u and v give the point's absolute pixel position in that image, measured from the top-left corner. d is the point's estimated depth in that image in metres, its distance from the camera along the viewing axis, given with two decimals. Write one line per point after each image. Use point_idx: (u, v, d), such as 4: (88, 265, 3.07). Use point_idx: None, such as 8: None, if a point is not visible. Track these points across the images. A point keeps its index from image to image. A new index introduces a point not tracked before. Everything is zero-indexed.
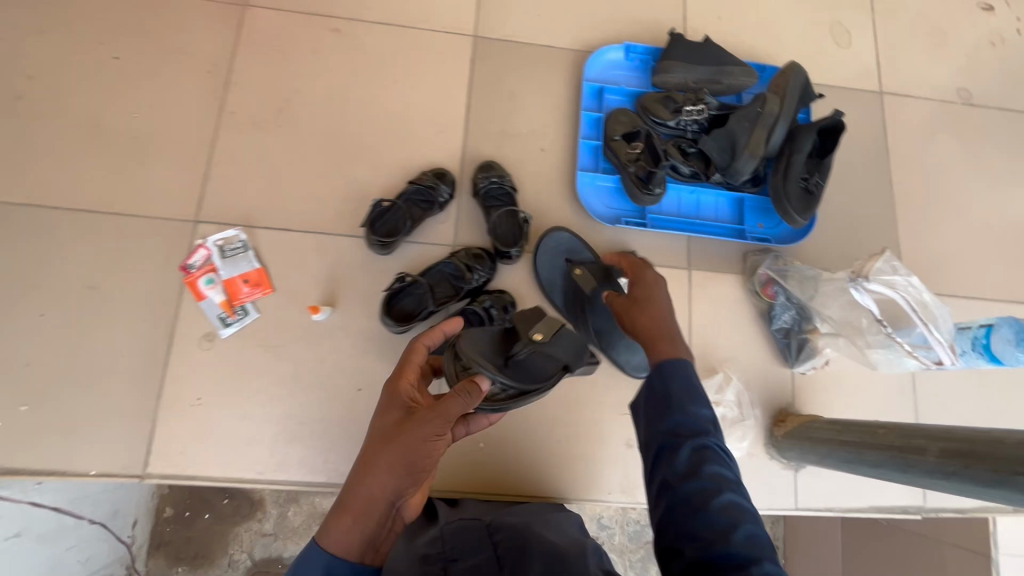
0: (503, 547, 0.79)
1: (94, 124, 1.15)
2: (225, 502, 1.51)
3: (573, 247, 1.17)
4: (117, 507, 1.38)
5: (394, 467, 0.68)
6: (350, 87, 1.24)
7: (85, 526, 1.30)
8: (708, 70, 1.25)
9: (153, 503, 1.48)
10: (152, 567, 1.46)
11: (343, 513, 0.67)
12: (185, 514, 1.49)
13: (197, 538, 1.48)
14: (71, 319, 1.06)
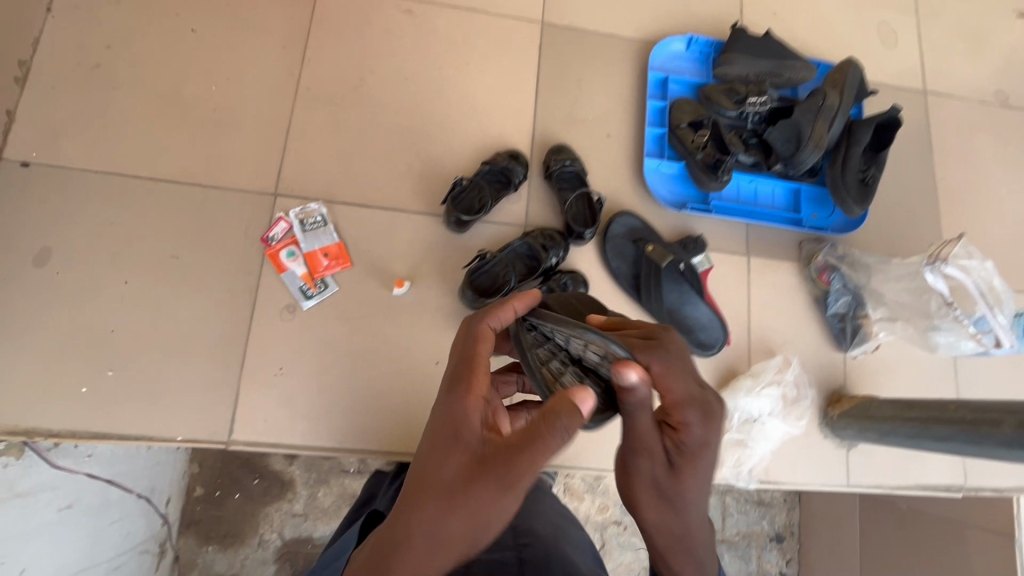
0: (527, 553, 0.77)
1: (173, 96, 1.16)
2: (255, 483, 1.32)
3: (641, 230, 1.22)
4: (155, 480, 1.22)
5: (460, 535, 0.54)
6: (423, 67, 1.26)
7: (126, 499, 1.15)
8: (770, 63, 1.28)
9: (182, 481, 1.29)
10: (182, 548, 1.28)
11: None
12: (215, 492, 1.31)
13: (228, 517, 1.30)
14: (156, 287, 1.08)
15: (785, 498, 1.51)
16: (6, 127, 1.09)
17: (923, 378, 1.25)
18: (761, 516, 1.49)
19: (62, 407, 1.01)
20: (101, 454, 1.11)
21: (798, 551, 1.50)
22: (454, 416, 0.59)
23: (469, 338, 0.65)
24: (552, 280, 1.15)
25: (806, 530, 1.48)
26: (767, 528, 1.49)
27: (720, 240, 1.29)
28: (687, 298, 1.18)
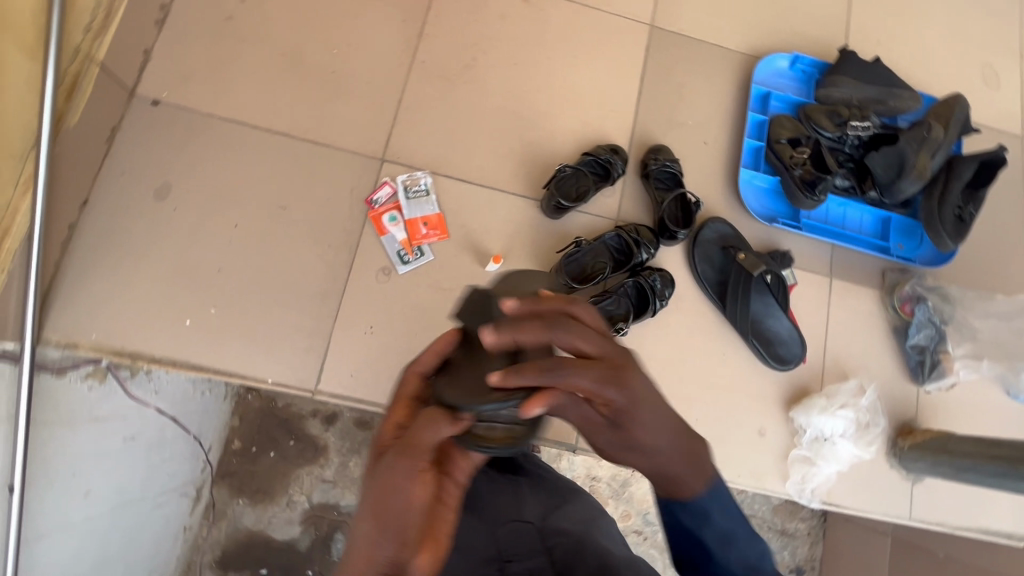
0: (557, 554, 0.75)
1: (295, 55, 1.20)
2: (290, 443, 1.33)
3: (730, 238, 1.23)
4: (204, 426, 1.25)
5: (378, 525, 0.55)
6: (534, 55, 1.28)
7: (180, 439, 1.19)
8: (876, 90, 1.28)
9: (223, 432, 1.31)
10: (216, 497, 1.30)
11: None
12: (252, 448, 1.32)
13: (261, 474, 1.31)
14: (263, 234, 1.12)
15: (810, 531, 1.41)
16: (142, 65, 1.14)
17: (998, 422, 1.23)
18: (782, 547, 1.39)
19: (167, 336, 1.06)
20: (167, 391, 1.13)
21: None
22: (380, 472, 0.57)
23: (398, 386, 0.65)
24: (642, 276, 1.16)
25: (829, 567, 1.38)
26: (787, 559, 1.39)
27: (806, 258, 1.29)
28: (771, 310, 1.20)
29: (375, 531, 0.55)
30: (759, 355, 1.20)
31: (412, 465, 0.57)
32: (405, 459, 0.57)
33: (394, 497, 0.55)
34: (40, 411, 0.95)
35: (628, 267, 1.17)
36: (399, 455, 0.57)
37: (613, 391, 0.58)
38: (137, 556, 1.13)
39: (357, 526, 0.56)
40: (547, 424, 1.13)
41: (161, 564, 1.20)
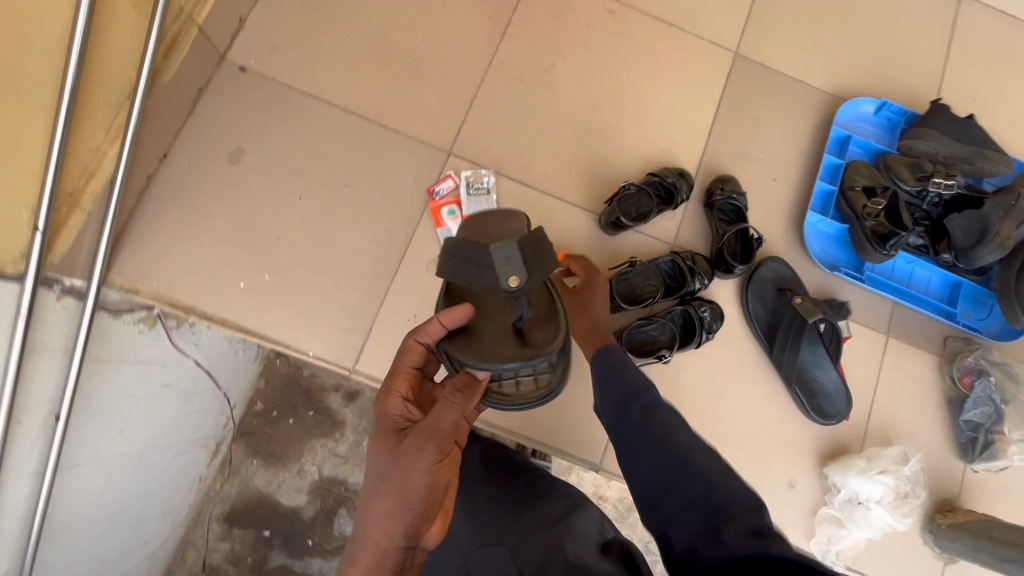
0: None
1: (380, 39, 1.22)
2: (310, 414, 1.36)
3: (786, 279, 1.20)
4: (233, 386, 1.28)
5: (394, 498, 0.64)
6: (612, 68, 1.27)
7: (211, 393, 1.21)
8: (967, 148, 1.20)
9: (248, 392, 1.34)
10: (233, 454, 1.33)
11: (359, 556, 0.65)
12: (273, 412, 1.36)
13: (278, 438, 1.35)
14: (324, 210, 1.14)
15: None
16: (235, 31, 1.18)
17: None
18: None
19: (221, 295, 1.10)
20: (206, 345, 1.15)
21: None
22: (402, 456, 0.66)
23: (400, 351, 0.80)
24: (691, 306, 1.14)
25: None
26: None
27: (864, 312, 1.24)
28: (819, 360, 1.16)
29: (396, 509, 0.64)
30: (801, 405, 1.16)
31: (429, 453, 0.65)
32: (424, 445, 0.66)
33: (413, 479, 0.65)
34: (93, 346, 0.96)
35: (677, 295, 1.16)
36: (417, 444, 0.66)
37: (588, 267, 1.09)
38: (155, 498, 1.14)
39: (376, 498, 0.66)
40: (573, 439, 1.12)
41: (175, 509, 1.22)
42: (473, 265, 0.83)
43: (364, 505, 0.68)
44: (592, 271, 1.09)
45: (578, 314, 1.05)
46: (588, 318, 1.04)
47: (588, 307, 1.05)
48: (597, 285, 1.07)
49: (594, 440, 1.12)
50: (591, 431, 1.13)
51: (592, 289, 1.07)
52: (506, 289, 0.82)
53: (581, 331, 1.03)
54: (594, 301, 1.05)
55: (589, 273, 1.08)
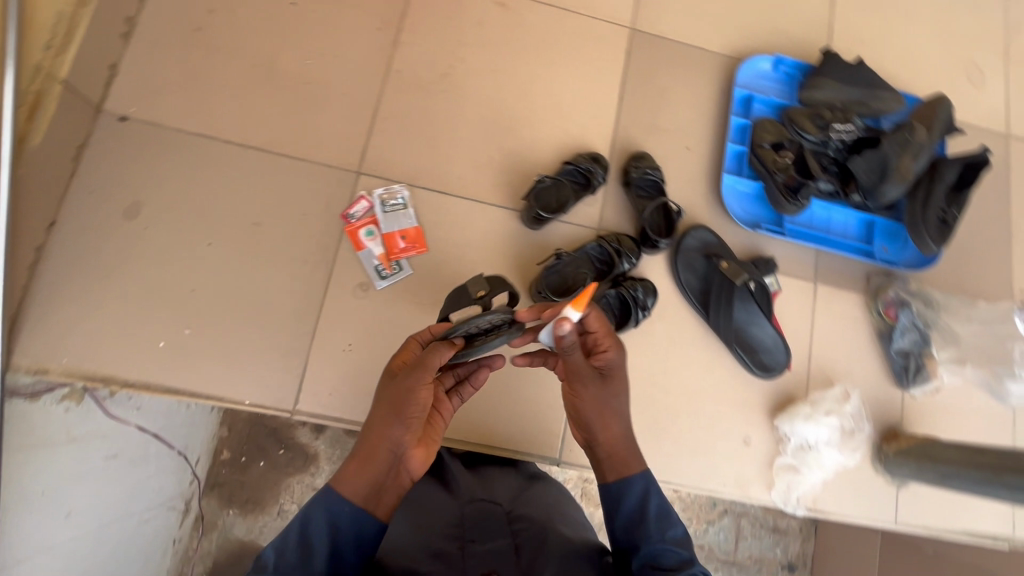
0: (522, 538, 0.81)
1: (267, 66, 1.18)
2: (280, 452, 1.32)
3: (711, 244, 1.22)
4: (190, 440, 1.24)
5: (388, 411, 0.75)
6: (512, 62, 1.26)
7: (165, 454, 1.18)
8: (859, 92, 1.27)
9: (211, 442, 1.29)
10: (205, 508, 1.28)
11: (351, 459, 0.74)
12: (242, 458, 1.30)
13: (250, 483, 1.30)
14: (237, 252, 1.10)
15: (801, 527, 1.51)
16: (109, 80, 1.11)
17: (981, 427, 1.23)
18: (774, 543, 1.49)
19: (140, 359, 1.04)
20: (149, 408, 1.14)
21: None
22: (398, 380, 0.76)
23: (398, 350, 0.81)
24: (624, 287, 1.14)
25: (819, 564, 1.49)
26: (779, 555, 1.49)
27: (790, 264, 1.28)
28: (753, 318, 1.19)
29: (393, 425, 0.74)
30: (743, 362, 1.19)
31: (421, 381, 0.75)
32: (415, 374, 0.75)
33: (406, 401, 0.75)
34: (14, 436, 0.95)
35: (610, 278, 1.16)
36: (410, 373, 0.75)
37: (612, 343, 0.81)
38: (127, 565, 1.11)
39: (377, 415, 0.76)
40: (530, 438, 1.12)
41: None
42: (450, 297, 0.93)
43: (365, 426, 0.77)
44: (615, 342, 0.82)
45: (601, 419, 0.82)
46: (616, 426, 0.82)
47: (612, 408, 0.82)
48: (620, 368, 0.83)
49: (551, 435, 1.12)
50: (546, 426, 1.13)
51: (615, 377, 0.82)
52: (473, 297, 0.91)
53: (606, 442, 0.82)
54: (618, 396, 0.83)
55: (611, 350, 0.81)
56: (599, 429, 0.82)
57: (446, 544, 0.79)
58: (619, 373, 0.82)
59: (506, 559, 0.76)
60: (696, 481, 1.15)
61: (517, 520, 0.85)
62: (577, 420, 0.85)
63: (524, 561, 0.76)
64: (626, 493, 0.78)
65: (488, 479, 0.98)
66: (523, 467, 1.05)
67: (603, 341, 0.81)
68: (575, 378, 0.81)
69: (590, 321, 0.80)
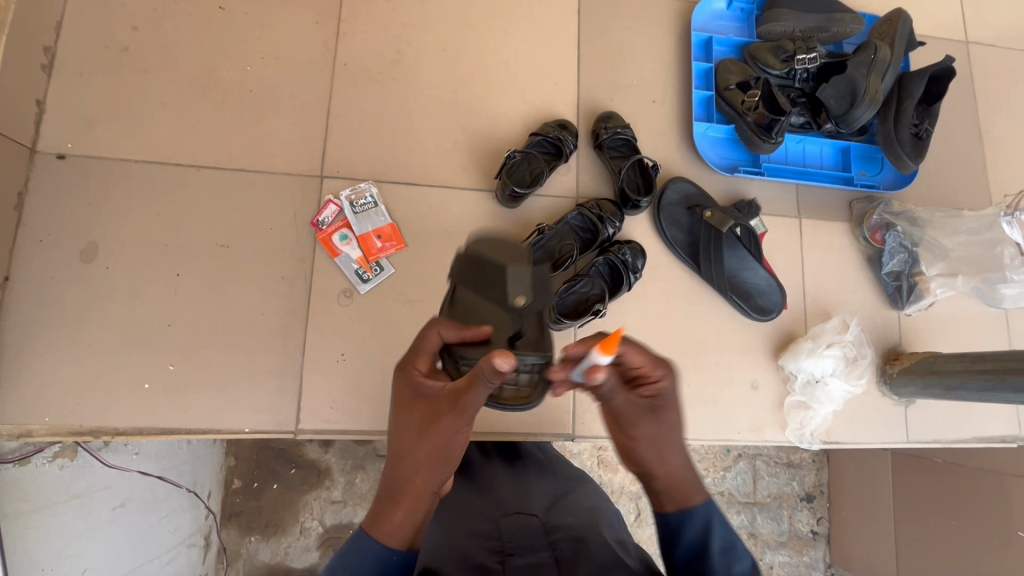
0: (562, 549, 0.65)
1: (206, 79, 1.11)
2: (292, 472, 1.29)
3: (692, 195, 1.20)
4: (197, 476, 1.22)
5: (433, 452, 0.66)
6: (461, 37, 1.21)
7: (174, 494, 1.16)
8: (817, 18, 1.23)
9: (220, 474, 1.27)
10: (225, 540, 1.26)
11: (396, 507, 0.65)
12: (254, 484, 1.28)
13: (268, 507, 1.28)
14: (207, 278, 1.05)
15: (813, 458, 1.55)
16: (38, 118, 1.04)
17: (977, 334, 1.25)
18: (790, 478, 1.53)
19: (127, 404, 1.00)
20: (148, 450, 1.12)
21: (828, 510, 1.54)
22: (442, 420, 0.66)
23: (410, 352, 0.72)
24: (611, 252, 1.12)
25: (836, 490, 1.52)
26: (796, 488, 1.54)
27: (773, 203, 1.26)
28: (745, 263, 1.18)
29: (436, 471, 0.67)
30: (742, 308, 1.18)
31: (466, 423, 0.66)
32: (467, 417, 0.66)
33: (455, 444, 0.67)
34: (9, 502, 0.88)
35: (597, 244, 1.13)
36: (457, 416, 0.65)
37: (665, 372, 0.68)
38: None
39: (420, 458, 0.67)
40: (540, 418, 1.11)
41: None
42: (480, 274, 0.77)
43: (397, 465, 0.68)
44: (665, 369, 0.67)
45: (658, 457, 0.67)
46: (675, 461, 0.68)
47: (669, 444, 0.68)
48: (674, 397, 0.69)
49: (561, 412, 1.11)
50: (554, 404, 1.11)
51: (667, 412, 0.68)
52: (513, 306, 0.75)
53: (666, 479, 0.67)
54: (674, 433, 0.68)
55: (662, 379, 0.68)
56: (656, 465, 0.67)
57: (480, 563, 0.63)
58: (675, 406, 0.68)
59: (545, 571, 0.60)
60: (711, 432, 1.15)
61: (556, 532, 0.70)
62: (627, 458, 0.70)
63: (567, 569, 0.60)
64: (687, 523, 0.66)
65: (525, 487, 0.86)
66: (567, 473, 0.92)
67: (654, 371, 0.67)
68: (622, 420, 0.67)
69: (635, 353, 0.66)
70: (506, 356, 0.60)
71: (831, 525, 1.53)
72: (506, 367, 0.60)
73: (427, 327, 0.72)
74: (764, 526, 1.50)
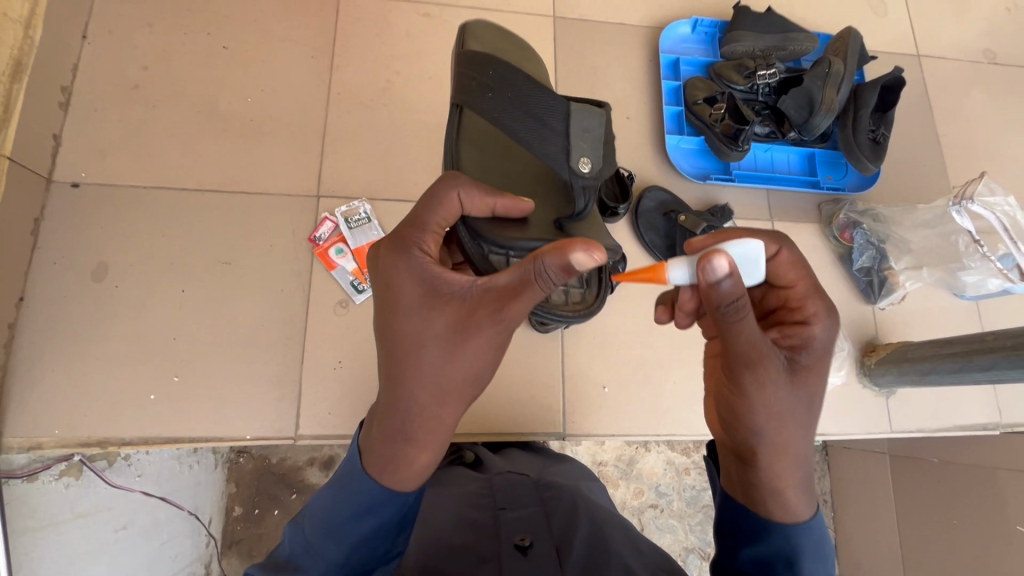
0: (553, 509, 0.75)
1: (210, 110, 1.20)
2: (293, 498, 1.30)
3: (667, 202, 1.28)
4: (199, 500, 1.22)
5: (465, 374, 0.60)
6: (446, 66, 1.30)
7: (175, 517, 1.17)
8: (775, 38, 1.33)
9: (221, 501, 1.27)
10: (226, 570, 1.25)
11: (415, 445, 0.61)
12: (254, 511, 1.28)
13: (269, 535, 1.28)
14: (211, 293, 1.11)
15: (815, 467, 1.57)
16: (54, 150, 1.12)
17: (949, 325, 1.30)
18: None
19: (133, 415, 1.04)
20: (150, 473, 1.14)
21: (832, 520, 1.56)
22: (472, 331, 0.59)
23: (425, 236, 0.63)
24: None
25: (839, 498, 1.55)
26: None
27: (745, 207, 1.34)
28: None
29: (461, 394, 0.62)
30: None
31: (501, 334, 0.60)
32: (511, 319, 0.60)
33: (485, 366, 0.62)
34: (16, 519, 0.95)
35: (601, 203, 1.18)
36: (497, 326, 0.59)
37: (818, 305, 0.65)
38: None
39: (450, 376, 0.60)
40: (532, 418, 1.14)
41: None
42: (533, 129, 0.77)
43: (412, 387, 0.60)
44: (818, 311, 0.65)
45: (779, 421, 0.62)
46: (793, 440, 0.63)
47: (791, 418, 0.62)
48: (818, 351, 0.65)
49: (552, 412, 1.15)
50: (546, 404, 1.16)
51: (802, 373, 0.63)
52: (577, 172, 0.77)
53: (775, 461, 0.63)
54: (802, 401, 0.63)
55: (816, 320, 0.65)
56: (770, 439, 0.62)
57: (475, 518, 0.73)
58: (815, 359, 0.64)
59: (535, 524, 0.70)
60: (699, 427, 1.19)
61: (546, 491, 0.79)
62: (731, 418, 0.64)
63: (557, 530, 0.70)
64: (770, 520, 0.65)
65: (515, 461, 0.96)
66: (551, 453, 1.03)
67: (803, 302, 0.66)
68: (743, 363, 0.60)
69: (784, 272, 0.66)
70: (591, 249, 0.54)
71: (836, 534, 1.54)
72: (584, 265, 0.54)
73: (445, 193, 0.64)
74: None
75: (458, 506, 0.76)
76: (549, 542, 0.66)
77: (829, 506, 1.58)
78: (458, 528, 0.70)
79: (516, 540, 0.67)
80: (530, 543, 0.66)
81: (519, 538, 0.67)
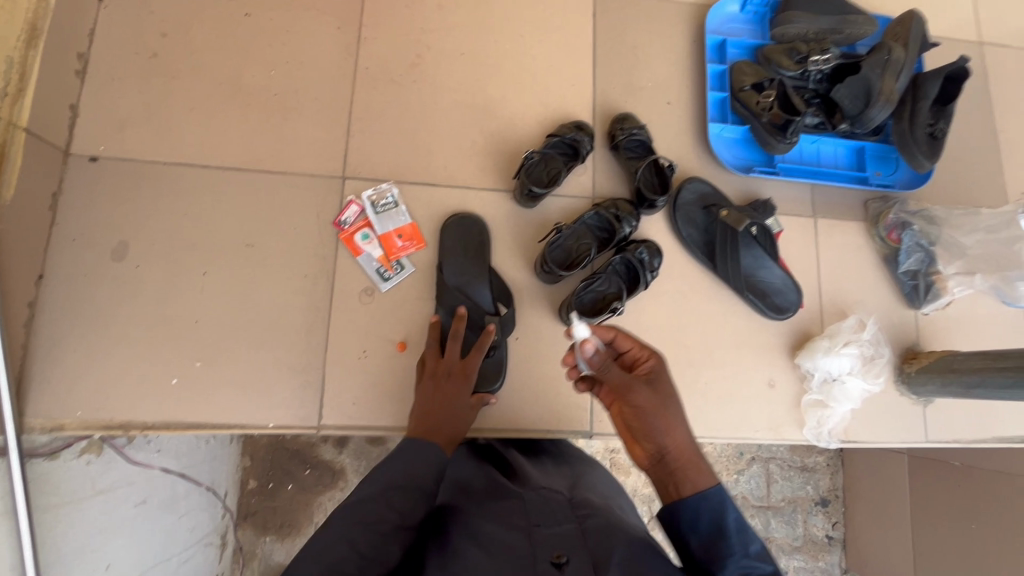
0: (588, 522, 0.69)
1: (232, 83, 1.14)
2: (306, 473, 1.29)
3: (707, 195, 1.22)
4: (215, 475, 1.22)
5: None
6: (479, 42, 1.23)
7: (192, 492, 1.16)
8: (831, 20, 1.24)
9: (236, 475, 1.27)
10: (240, 539, 1.26)
11: None
12: (269, 484, 1.28)
13: (283, 508, 1.27)
14: (232, 276, 1.07)
15: (829, 462, 1.55)
16: (71, 121, 1.08)
17: (994, 333, 1.24)
18: (805, 482, 1.52)
19: (154, 399, 1.02)
20: (170, 448, 1.13)
21: (844, 515, 1.53)
22: None
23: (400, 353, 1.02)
24: (628, 251, 1.12)
25: (852, 495, 1.51)
26: (811, 492, 1.53)
27: (789, 203, 1.27)
28: (761, 262, 1.19)
29: None
30: (761, 307, 1.18)
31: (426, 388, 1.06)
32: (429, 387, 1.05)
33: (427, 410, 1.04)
34: (39, 496, 0.92)
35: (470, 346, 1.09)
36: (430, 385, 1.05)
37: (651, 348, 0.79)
38: None
39: None
40: (560, 415, 1.11)
41: None
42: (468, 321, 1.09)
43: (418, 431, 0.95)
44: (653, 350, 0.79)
45: (662, 429, 0.71)
46: (681, 429, 0.72)
47: (672, 410, 0.73)
48: (667, 376, 0.76)
49: (580, 410, 1.12)
50: (574, 402, 1.12)
51: (666, 385, 0.75)
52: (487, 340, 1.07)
53: (675, 448, 0.71)
54: (671, 400, 0.74)
55: (652, 358, 0.77)
56: (662, 431, 0.71)
57: (511, 532, 0.67)
58: (665, 382, 0.75)
59: (572, 541, 0.65)
60: (727, 430, 1.16)
61: (580, 506, 0.74)
62: (637, 433, 0.74)
63: (594, 543, 0.65)
64: (696, 525, 0.67)
65: (545, 473, 0.90)
66: (580, 461, 0.97)
67: (642, 353, 0.78)
68: (623, 390, 0.74)
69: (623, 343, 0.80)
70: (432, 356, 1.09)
71: (847, 530, 1.52)
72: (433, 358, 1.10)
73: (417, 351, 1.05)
74: (778, 531, 1.48)
75: (489, 516, 0.71)
76: (587, 559, 0.62)
77: (842, 503, 1.54)
78: (491, 542, 0.65)
79: (552, 557, 0.62)
80: (567, 560, 0.62)
81: (555, 553, 0.63)
